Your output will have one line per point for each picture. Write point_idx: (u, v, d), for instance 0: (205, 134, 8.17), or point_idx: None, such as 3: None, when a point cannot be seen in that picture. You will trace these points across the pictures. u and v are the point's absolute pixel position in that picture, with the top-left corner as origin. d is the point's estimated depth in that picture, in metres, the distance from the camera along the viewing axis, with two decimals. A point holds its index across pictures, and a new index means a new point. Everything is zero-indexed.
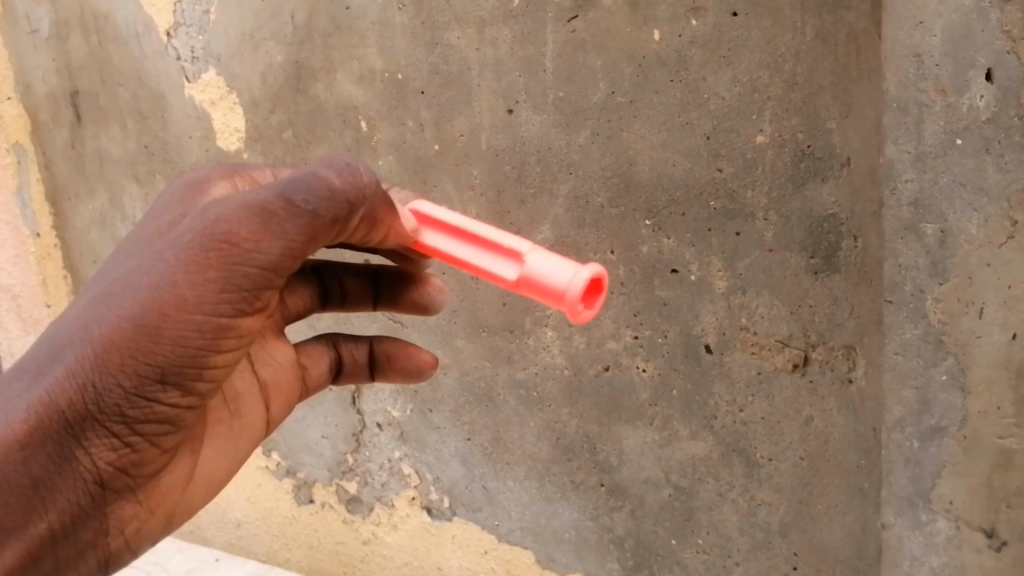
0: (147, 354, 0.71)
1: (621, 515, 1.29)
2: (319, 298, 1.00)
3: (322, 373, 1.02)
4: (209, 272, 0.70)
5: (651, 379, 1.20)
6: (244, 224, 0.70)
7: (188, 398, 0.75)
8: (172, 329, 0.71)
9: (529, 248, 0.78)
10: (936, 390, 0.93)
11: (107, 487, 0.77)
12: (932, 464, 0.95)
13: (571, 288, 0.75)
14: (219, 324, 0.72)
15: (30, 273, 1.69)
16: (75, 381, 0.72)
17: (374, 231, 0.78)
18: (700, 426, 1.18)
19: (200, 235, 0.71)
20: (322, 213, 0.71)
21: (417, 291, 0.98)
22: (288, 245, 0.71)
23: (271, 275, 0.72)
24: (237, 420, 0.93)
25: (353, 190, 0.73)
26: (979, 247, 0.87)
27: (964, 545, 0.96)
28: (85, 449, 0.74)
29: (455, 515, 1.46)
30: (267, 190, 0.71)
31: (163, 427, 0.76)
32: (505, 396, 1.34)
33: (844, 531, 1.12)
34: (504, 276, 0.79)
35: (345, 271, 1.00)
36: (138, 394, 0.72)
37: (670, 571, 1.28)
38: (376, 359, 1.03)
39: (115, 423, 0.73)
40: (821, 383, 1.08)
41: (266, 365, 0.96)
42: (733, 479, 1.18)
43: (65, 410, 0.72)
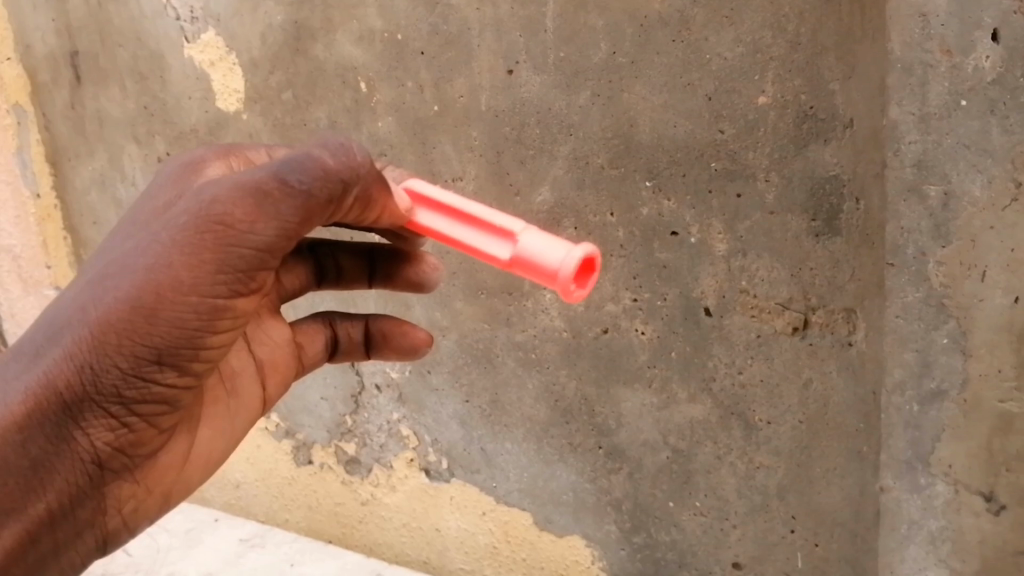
0: (144, 336, 0.71)
1: (620, 477, 1.30)
2: (314, 275, 0.99)
3: (318, 351, 1.03)
4: (204, 253, 0.70)
5: (651, 341, 1.20)
6: (239, 205, 0.70)
7: (184, 378, 0.76)
8: (169, 311, 0.71)
9: (523, 228, 0.79)
10: (937, 353, 0.93)
11: (105, 467, 0.77)
12: (933, 428, 0.96)
13: (564, 267, 0.76)
14: (215, 305, 0.72)
15: (30, 234, 1.70)
16: (71, 362, 0.72)
17: (369, 210, 0.78)
18: (699, 388, 1.18)
19: (196, 216, 0.70)
20: (317, 194, 0.71)
21: (412, 270, 0.98)
22: (283, 227, 0.71)
23: (266, 256, 0.72)
24: (234, 399, 0.94)
25: (346, 169, 0.73)
26: (982, 210, 0.86)
27: (963, 508, 0.97)
28: (83, 430, 0.74)
29: (453, 476, 1.47)
30: (262, 169, 0.71)
31: (160, 407, 0.76)
32: (503, 357, 1.34)
33: (842, 495, 1.13)
34: (497, 256, 0.80)
35: (341, 248, 0.99)
36: (135, 374, 0.73)
37: (667, 534, 1.29)
38: (372, 337, 1.04)
39: (113, 404, 0.74)
40: (821, 346, 1.08)
41: (264, 345, 0.98)
42: (732, 441, 1.19)
43: (63, 391, 0.73)
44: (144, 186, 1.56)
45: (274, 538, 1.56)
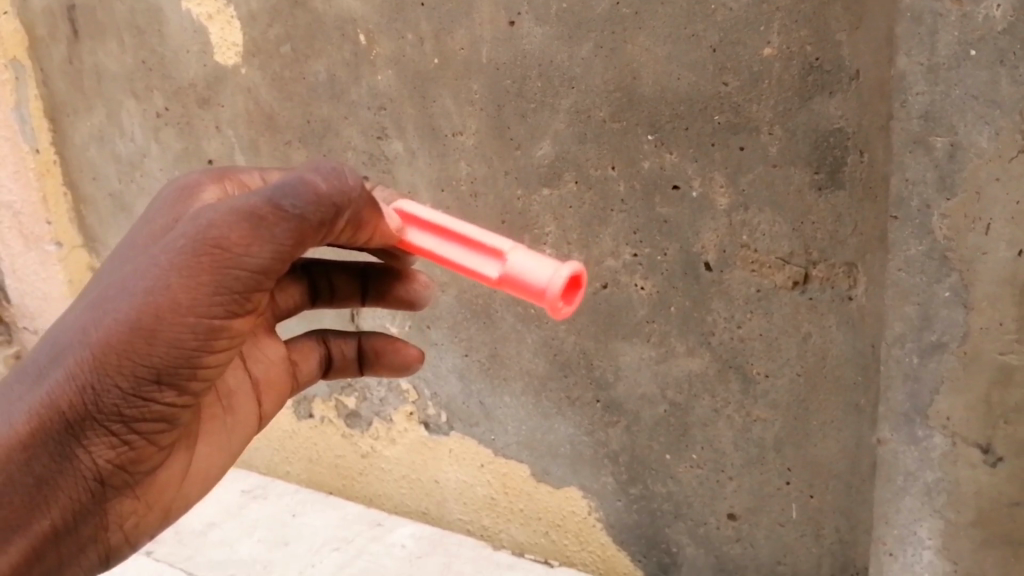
0: (143, 358, 0.76)
1: (617, 431, 1.31)
2: (308, 294, 1.05)
3: (312, 368, 1.09)
4: (201, 275, 0.75)
5: (650, 296, 1.20)
6: (234, 230, 0.75)
7: (182, 396, 0.81)
8: (167, 332, 0.75)
9: (510, 247, 0.84)
10: (938, 307, 0.93)
11: (107, 482, 0.82)
12: (932, 380, 0.96)
13: (551, 286, 0.81)
14: (211, 326, 0.77)
15: (29, 189, 1.67)
16: (74, 383, 0.77)
17: (361, 231, 0.83)
18: (698, 341, 1.19)
19: (192, 240, 0.75)
20: (309, 217, 0.76)
21: (404, 288, 1.04)
22: (277, 249, 0.76)
23: (261, 278, 0.77)
24: (230, 416, 1.00)
25: (339, 194, 0.78)
26: (989, 161, 0.86)
27: (959, 460, 0.98)
28: (86, 448, 0.79)
29: (452, 430, 1.48)
30: (255, 195, 0.76)
31: (159, 424, 0.82)
32: (502, 312, 1.34)
33: (838, 447, 1.15)
34: (487, 274, 0.85)
35: (334, 268, 1.06)
36: (136, 394, 0.78)
37: (663, 485, 1.31)
38: (365, 354, 1.10)
39: (114, 422, 0.79)
40: (821, 300, 1.08)
41: (259, 364, 1.03)
42: (730, 395, 1.20)
43: (67, 411, 0.77)
44: (143, 142, 1.55)
45: (275, 490, 1.62)
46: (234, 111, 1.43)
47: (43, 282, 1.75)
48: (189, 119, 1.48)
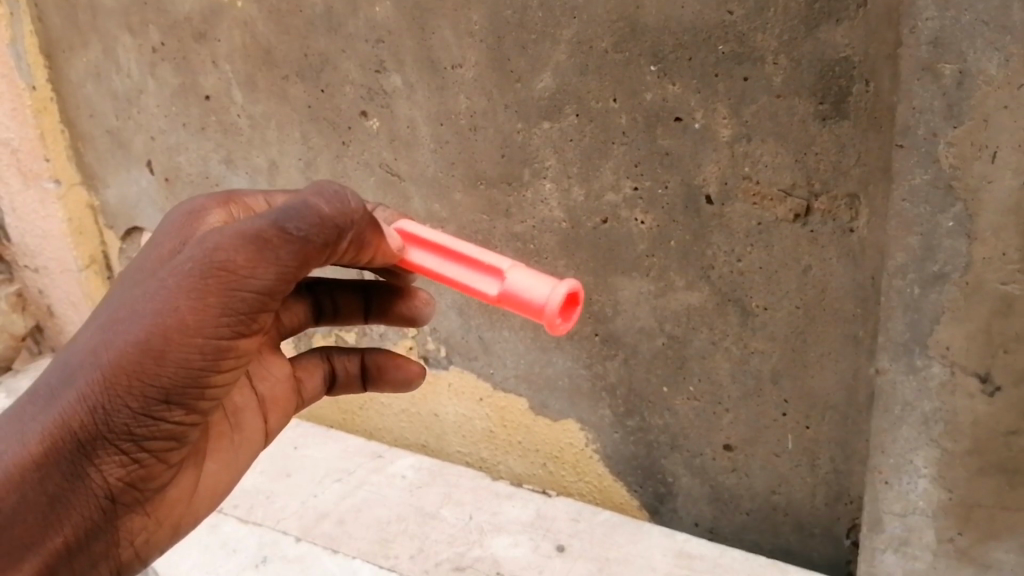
0: (152, 378, 0.78)
1: (615, 363, 1.33)
2: (312, 312, 1.06)
3: (315, 386, 1.10)
4: (209, 297, 0.77)
5: (650, 231, 1.20)
6: (240, 252, 0.77)
7: (191, 415, 0.83)
8: (176, 353, 0.78)
9: (509, 265, 0.87)
10: (942, 237, 0.93)
11: (118, 501, 0.84)
12: (932, 311, 0.98)
13: (550, 303, 0.84)
14: (218, 345, 0.79)
15: (26, 126, 1.64)
16: (85, 403, 0.79)
17: (363, 252, 0.86)
18: (697, 275, 1.19)
19: (200, 262, 0.77)
20: (314, 239, 0.79)
21: (407, 304, 1.05)
22: (282, 270, 0.78)
23: (267, 298, 0.79)
24: (238, 432, 1.01)
25: (342, 215, 0.80)
26: (998, 89, 0.85)
27: (957, 390, 1.00)
28: (96, 467, 0.81)
29: (451, 363, 1.49)
30: (261, 218, 0.78)
31: (169, 443, 0.83)
32: (502, 248, 1.33)
33: (835, 379, 1.17)
34: (487, 292, 0.88)
35: (337, 287, 1.06)
36: (145, 413, 0.79)
37: (660, 417, 1.33)
38: (368, 369, 1.11)
39: (125, 442, 0.80)
40: (822, 233, 1.08)
41: (264, 380, 1.05)
42: (728, 328, 1.21)
43: (78, 431, 0.79)
44: (140, 78, 1.53)
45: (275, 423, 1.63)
46: (231, 45, 1.40)
47: (42, 221, 1.73)
48: (185, 55, 1.45)
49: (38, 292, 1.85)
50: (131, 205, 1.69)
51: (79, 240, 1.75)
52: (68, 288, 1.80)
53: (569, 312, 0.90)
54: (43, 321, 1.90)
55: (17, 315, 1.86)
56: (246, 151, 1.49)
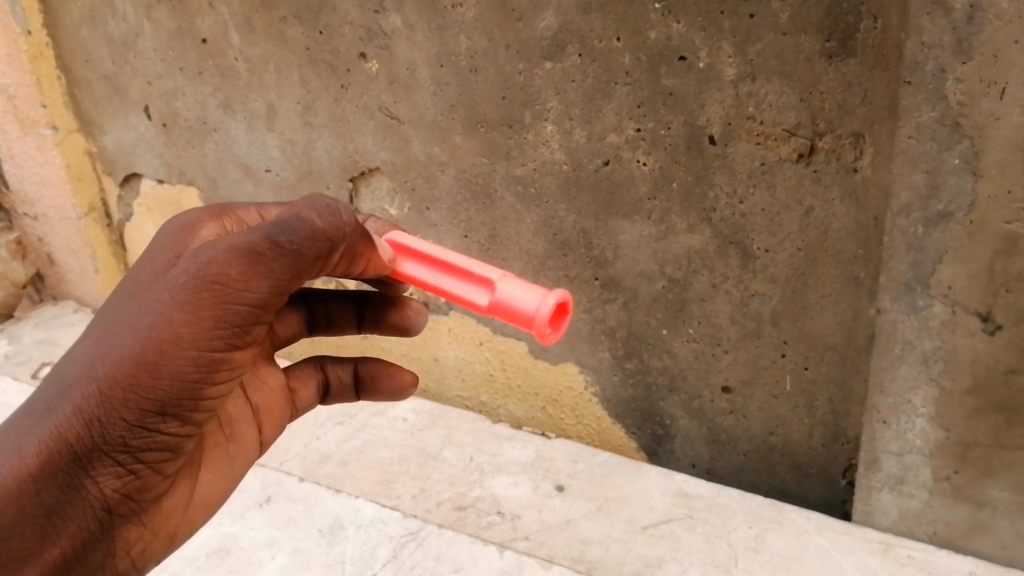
0: (148, 390, 0.79)
1: (615, 308, 1.33)
2: (306, 322, 1.07)
3: (309, 397, 1.09)
4: (202, 310, 0.78)
5: (652, 172, 1.19)
6: (234, 265, 0.78)
7: (186, 426, 0.83)
8: (171, 365, 0.79)
9: (500, 276, 0.90)
10: (947, 174, 0.95)
11: (114, 513, 0.85)
12: (935, 250, 1.00)
13: (541, 311, 0.86)
14: (212, 357, 0.80)
15: (22, 73, 1.62)
16: (81, 415, 0.79)
17: (355, 263, 0.87)
18: (698, 218, 1.19)
19: (193, 277, 0.78)
20: (306, 252, 0.80)
21: (398, 313, 1.05)
22: (275, 284, 0.80)
23: (260, 311, 0.80)
24: (233, 443, 1.00)
25: (334, 228, 0.82)
26: (1008, 24, 0.86)
27: (958, 328, 1.03)
28: (92, 478, 0.82)
29: (451, 309, 1.50)
30: (254, 231, 0.80)
31: (164, 453, 0.84)
32: (503, 192, 1.32)
33: (835, 320, 1.17)
34: (479, 301, 0.90)
35: (330, 297, 1.06)
36: (141, 425, 0.80)
37: (659, 360, 1.34)
38: (361, 379, 1.10)
39: (121, 453, 0.81)
40: (826, 173, 1.08)
41: (258, 391, 1.03)
42: (728, 270, 1.21)
43: (74, 443, 0.80)
44: (135, 22, 1.51)
45: None
46: None
47: (40, 168, 1.72)
48: None
49: (38, 240, 1.85)
50: (129, 152, 1.68)
51: (78, 187, 1.73)
52: (68, 235, 1.79)
53: (557, 321, 0.93)
54: (43, 270, 1.90)
55: (19, 263, 1.86)
56: (243, 95, 1.47)
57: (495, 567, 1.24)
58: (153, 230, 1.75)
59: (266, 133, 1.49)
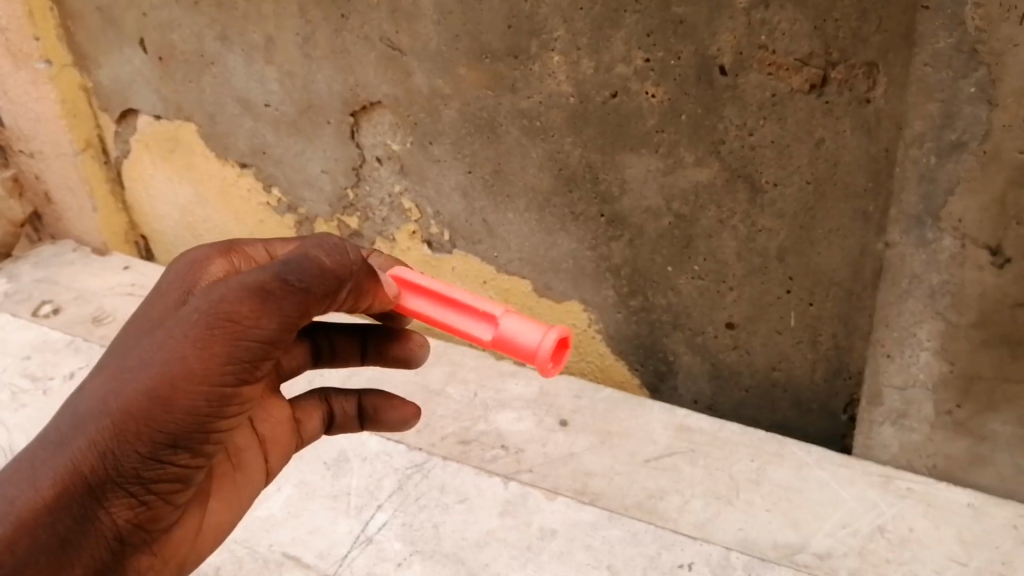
0: (160, 424, 0.79)
1: (620, 245, 1.33)
2: (310, 354, 1.07)
3: (315, 428, 1.08)
4: (213, 347, 0.79)
5: (661, 105, 1.18)
6: (244, 301, 0.78)
7: (197, 458, 0.84)
8: (183, 399, 0.79)
9: (503, 312, 0.88)
10: (962, 103, 0.96)
11: (127, 543, 0.85)
12: (948, 180, 1.01)
13: (542, 347, 0.85)
14: (222, 393, 0.80)
15: (14, 4, 1.59)
16: (95, 447, 0.80)
17: (362, 298, 0.88)
18: (707, 152, 1.18)
19: (205, 314, 0.79)
20: (314, 290, 0.81)
21: (401, 347, 1.04)
22: (285, 321, 0.80)
23: (269, 347, 0.81)
24: (240, 472, 1.01)
25: (342, 267, 0.83)
26: None
27: (967, 262, 1.05)
28: (106, 509, 0.81)
29: (455, 248, 1.50)
30: (263, 270, 0.80)
31: (175, 484, 0.84)
32: (507, 127, 1.31)
33: (842, 256, 1.17)
34: (482, 336, 0.89)
35: (334, 329, 1.06)
36: (153, 457, 0.81)
37: (664, 297, 1.34)
38: (365, 411, 1.08)
39: (134, 485, 0.81)
40: (838, 103, 1.07)
41: (265, 422, 1.04)
42: (736, 205, 1.20)
43: (88, 475, 0.80)
44: None
45: None
46: None
47: (35, 103, 1.70)
48: None
49: (34, 178, 1.83)
50: (125, 86, 1.66)
51: (74, 123, 1.71)
52: (65, 172, 1.78)
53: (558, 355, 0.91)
54: (41, 208, 1.89)
55: (15, 201, 1.84)
56: (242, 26, 1.45)
57: (499, 497, 1.26)
58: (152, 167, 1.75)
59: (265, 67, 1.47)
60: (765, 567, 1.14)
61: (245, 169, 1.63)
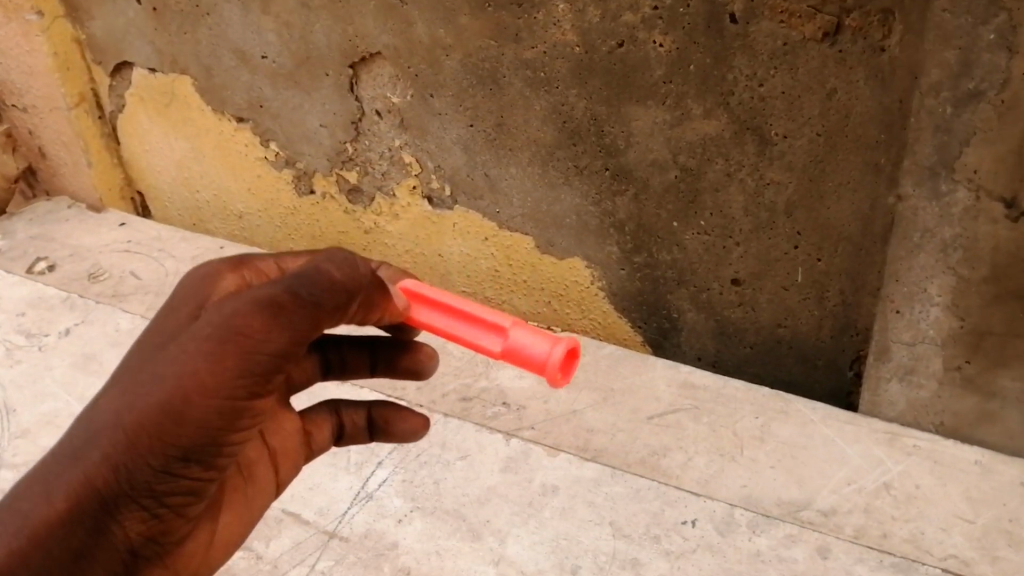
0: (173, 439, 0.73)
1: (624, 199, 1.30)
2: (319, 367, 0.99)
3: (325, 441, 0.99)
4: (225, 362, 0.72)
5: (669, 54, 1.15)
6: (256, 316, 0.72)
7: (209, 471, 0.78)
8: (195, 414, 0.73)
9: (511, 321, 0.80)
10: (981, 51, 0.93)
11: (139, 555, 0.79)
12: (963, 131, 0.99)
13: (552, 358, 0.77)
14: (235, 407, 0.75)
15: None
16: (106, 460, 0.73)
17: (371, 311, 0.82)
18: (715, 103, 1.15)
19: (216, 327, 0.73)
20: (326, 304, 0.75)
21: (411, 358, 0.97)
22: (297, 336, 0.74)
23: (283, 360, 0.75)
24: (252, 485, 0.93)
25: (353, 282, 0.77)
26: None
27: (981, 215, 1.03)
28: (119, 523, 0.76)
29: (456, 203, 1.47)
30: (275, 283, 0.74)
31: (188, 497, 0.79)
32: (510, 78, 1.28)
33: (851, 210, 1.15)
34: (491, 347, 0.80)
35: (344, 341, 0.98)
36: (166, 471, 0.75)
37: (668, 253, 1.32)
38: (376, 423, 1.00)
39: (146, 498, 0.76)
40: (851, 53, 1.04)
41: (275, 433, 0.95)
42: (744, 158, 1.18)
43: (100, 489, 0.74)
44: None
45: None
46: None
47: (27, 56, 1.66)
48: None
49: (27, 133, 1.80)
50: (118, 38, 1.63)
51: (67, 76, 1.68)
52: (58, 127, 1.75)
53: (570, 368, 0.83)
54: (35, 163, 1.86)
55: (8, 157, 1.82)
56: None
57: (502, 454, 1.26)
58: (147, 122, 1.72)
59: (262, 17, 1.44)
60: (769, 524, 1.13)
61: (242, 123, 1.60)
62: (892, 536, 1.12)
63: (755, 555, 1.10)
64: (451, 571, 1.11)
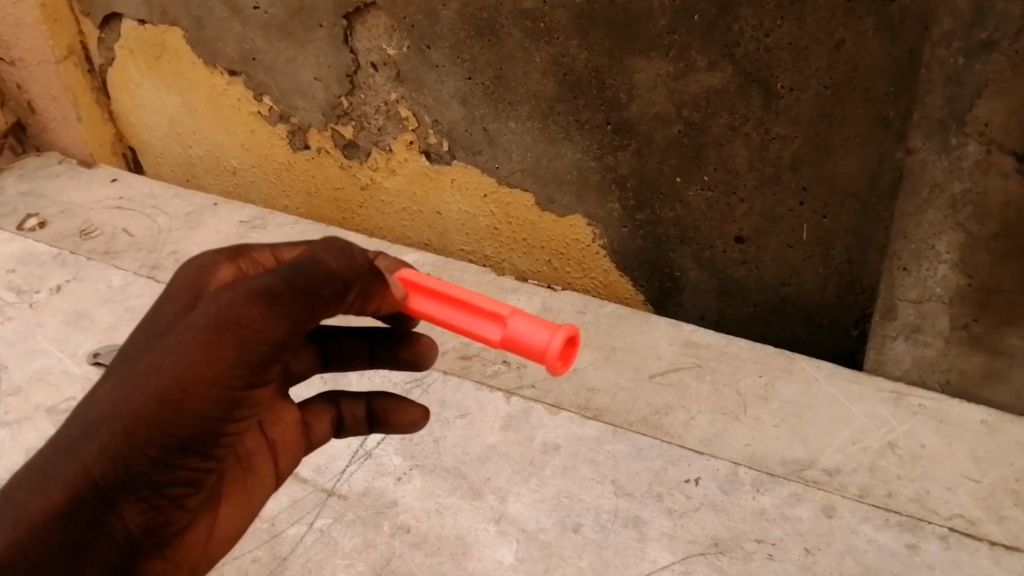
0: (170, 428, 0.71)
1: (627, 155, 1.27)
2: (318, 357, 0.98)
3: (325, 432, 0.98)
4: (221, 351, 0.71)
5: (672, 4, 1.11)
6: (253, 304, 0.71)
7: (208, 461, 0.77)
8: (192, 404, 0.71)
9: (509, 309, 0.77)
10: None
11: (139, 545, 0.78)
12: (976, 83, 0.96)
13: (551, 348, 0.74)
14: (233, 396, 0.73)
15: None
16: (104, 451, 0.71)
17: (370, 301, 0.80)
18: (720, 55, 1.12)
19: (212, 317, 0.71)
20: (323, 294, 0.73)
21: (407, 349, 0.94)
22: (295, 326, 0.72)
23: (280, 350, 0.73)
24: (251, 476, 0.92)
25: (350, 273, 0.74)
26: None
27: (992, 169, 1.00)
28: (118, 513, 0.74)
29: (454, 159, 1.44)
30: (271, 273, 0.72)
31: (187, 488, 0.77)
32: (509, 29, 1.24)
33: (859, 165, 1.12)
34: (490, 336, 0.78)
35: (342, 333, 0.96)
36: (164, 461, 0.73)
37: (671, 210, 1.29)
38: (374, 415, 0.98)
39: (145, 489, 0.74)
40: (861, 2, 1.01)
41: (274, 425, 0.94)
42: (749, 112, 1.15)
43: (98, 480, 0.72)
44: None
45: (274, 221, 1.61)
46: None
47: (13, 7, 1.62)
48: None
49: (15, 87, 1.76)
50: None
51: (54, 29, 1.64)
52: (46, 81, 1.71)
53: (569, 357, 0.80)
54: (24, 119, 1.83)
55: None
56: None
57: (501, 413, 1.24)
58: (137, 76, 1.68)
59: None
60: (773, 483, 1.12)
61: (234, 77, 1.56)
62: (897, 495, 1.11)
63: (757, 514, 1.09)
64: (450, 530, 1.10)
